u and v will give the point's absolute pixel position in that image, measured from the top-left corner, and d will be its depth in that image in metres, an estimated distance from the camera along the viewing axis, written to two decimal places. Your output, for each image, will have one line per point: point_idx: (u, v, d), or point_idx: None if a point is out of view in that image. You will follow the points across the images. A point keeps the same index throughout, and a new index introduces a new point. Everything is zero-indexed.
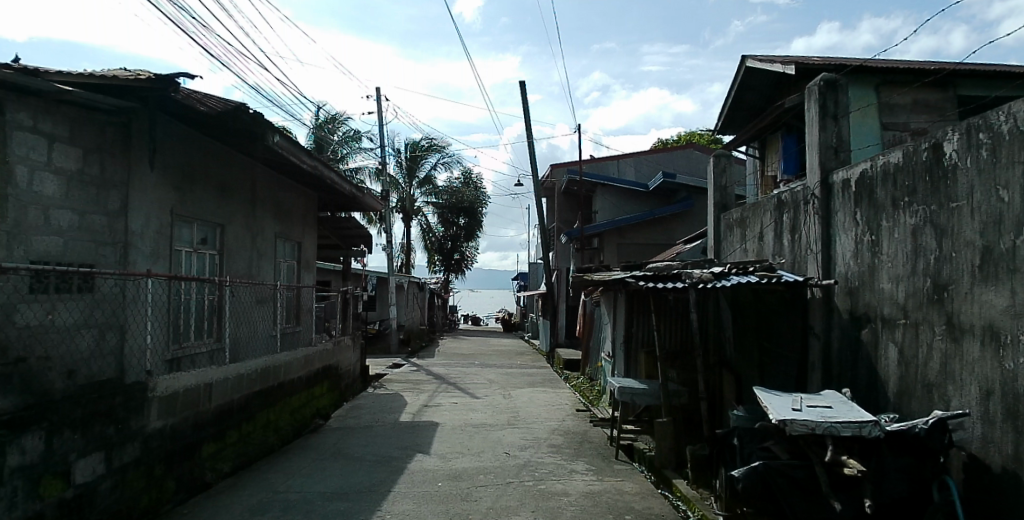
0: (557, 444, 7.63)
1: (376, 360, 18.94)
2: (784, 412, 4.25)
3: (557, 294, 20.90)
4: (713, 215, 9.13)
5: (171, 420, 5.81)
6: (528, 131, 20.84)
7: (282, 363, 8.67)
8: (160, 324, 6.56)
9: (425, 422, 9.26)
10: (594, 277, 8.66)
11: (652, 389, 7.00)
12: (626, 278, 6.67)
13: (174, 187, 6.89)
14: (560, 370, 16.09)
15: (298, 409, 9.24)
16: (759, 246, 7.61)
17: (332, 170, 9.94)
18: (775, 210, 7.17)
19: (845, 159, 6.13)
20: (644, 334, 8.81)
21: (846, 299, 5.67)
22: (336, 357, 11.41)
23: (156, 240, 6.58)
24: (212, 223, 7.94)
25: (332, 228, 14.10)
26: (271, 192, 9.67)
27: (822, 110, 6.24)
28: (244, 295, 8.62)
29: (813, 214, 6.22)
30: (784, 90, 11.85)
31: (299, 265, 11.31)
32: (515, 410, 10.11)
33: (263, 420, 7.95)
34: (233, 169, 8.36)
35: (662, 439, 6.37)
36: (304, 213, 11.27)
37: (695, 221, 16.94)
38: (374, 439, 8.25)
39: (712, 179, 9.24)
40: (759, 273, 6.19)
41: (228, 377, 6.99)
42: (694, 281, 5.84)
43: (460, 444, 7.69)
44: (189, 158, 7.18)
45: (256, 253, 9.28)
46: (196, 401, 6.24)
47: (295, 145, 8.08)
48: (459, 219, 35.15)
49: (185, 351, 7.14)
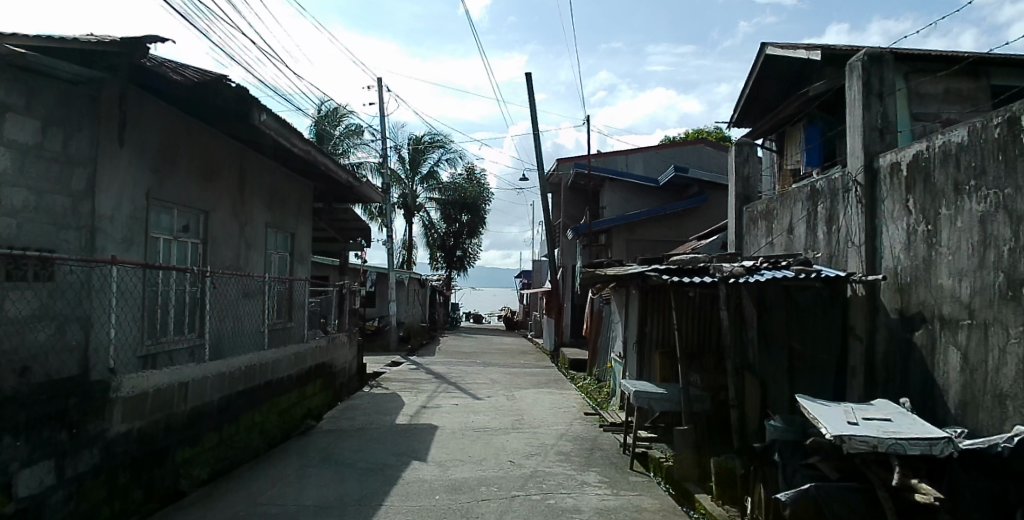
0: (566, 452, 7.03)
1: (374, 358, 18.36)
2: (839, 425, 3.64)
3: (562, 292, 20.32)
4: (735, 207, 8.51)
5: (139, 424, 5.21)
6: (534, 124, 20.24)
7: (270, 361, 8.09)
8: (131, 317, 5.97)
9: (423, 425, 8.66)
10: (607, 272, 8.05)
11: (672, 394, 6.39)
12: (644, 271, 6.02)
13: (150, 168, 6.30)
14: (565, 371, 15.49)
15: (288, 409, 8.65)
16: (788, 239, 7.00)
17: (327, 157, 9.37)
18: (808, 201, 6.55)
19: (891, 142, 5.51)
20: (659, 335, 8.20)
21: (895, 297, 5.07)
22: (330, 354, 10.81)
23: (129, 225, 6.00)
24: (195, 210, 7.36)
25: (329, 220, 13.51)
26: (261, 178, 9.07)
27: (866, 88, 5.63)
28: (230, 287, 8.03)
29: (854, 203, 5.61)
30: (807, 78, 11.22)
31: (292, 258, 10.72)
32: (519, 413, 9.51)
33: (248, 422, 7.37)
34: (218, 152, 7.77)
35: (683, 449, 5.78)
36: (298, 203, 10.67)
37: (707, 217, 16.30)
38: (367, 443, 7.66)
39: (734, 169, 8.64)
40: (794, 267, 5.57)
41: (207, 376, 6.40)
42: (724, 275, 5.21)
43: (460, 451, 7.09)
44: (167, 137, 6.59)
45: (245, 244, 8.69)
46: (169, 402, 5.66)
47: (286, 127, 7.50)
48: (462, 215, 34.55)
49: (162, 347, 6.55)
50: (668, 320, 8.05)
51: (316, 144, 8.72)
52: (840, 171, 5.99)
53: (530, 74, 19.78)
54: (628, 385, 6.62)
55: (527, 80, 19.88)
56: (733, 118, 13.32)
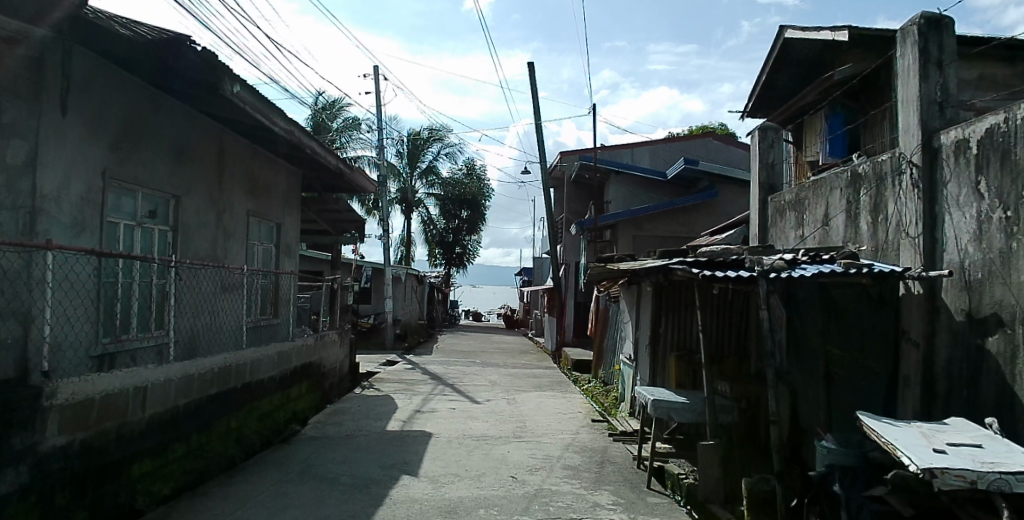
0: (574, 466, 6.31)
1: (368, 356, 17.66)
2: (925, 456, 2.93)
3: (565, 290, 19.63)
4: (759, 198, 7.79)
5: (82, 436, 4.51)
6: (537, 116, 19.54)
7: (249, 362, 7.38)
8: (77, 311, 5.27)
9: (417, 432, 7.94)
10: (619, 266, 7.35)
11: (693, 404, 5.68)
12: (667, 264, 5.28)
13: (105, 143, 5.62)
14: (568, 372, 14.77)
15: (269, 414, 7.94)
16: (823, 232, 6.29)
17: (316, 140, 8.67)
18: (848, 188, 5.85)
19: (952, 118, 4.80)
20: (675, 336, 7.53)
21: (962, 296, 4.34)
22: (319, 353, 10.09)
23: (79, 207, 5.33)
24: (164, 193, 6.66)
25: (320, 212, 12.80)
26: (241, 162, 8.36)
27: (923, 55, 4.91)
28: (205, 280, 7.33)
29: (909, 188, 4.89)
30: (830, 63, 10.50)
31: (278, 250, 10.00)
32: (520, 419, 8.80)
33: (222, 430, 6.66)
34: (192, 131, 7.09)
35: (708, 468, 5.09)
36: (285, 192, 9.98)
37: (718, 212, 15.58)
38: (354, 453, 6.92)
39: (758, 156, 7.90)
40: (841, 261, 4.84)
41: (171, 378, 5.70)
42: (763, 268, 4.47)
43: (455, 464, 6.37)
44: (128, 110, 5.91)
45: (224, 234, 7.99)
46: (123, 408, 4.97)
47: (265, 102, 6.81)
48: (462, 211, 33.89)
49: (121, 345, 5.89)
50: (685, 320, 7.38)
51: (302, 125, 8.03)
52: (888, 153, 5.28)
53: (532, 63, 19.05)
54: (644, 393, 5.90)
55: (528, 70, 19.15)
56: (746, 108, 12.61)
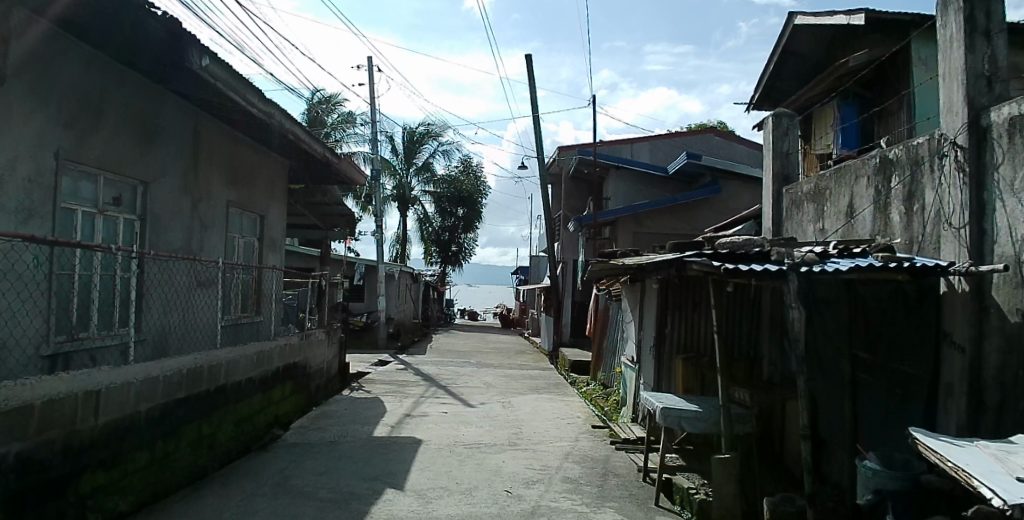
0: (575, 478, 5.79)
1: (359, 356, 17.11)
2: (1011, 489, 2.41)
3: (563, 288, 19.11)
4: (773, 190, 7.30)
5: (19, 446, 3.97)
6: (535, 110, 19.00)
7: (224, 363, 6.83)
8: (20, 306, 4.72)
9: (405, 439, 7.40)
10: (623, 260, 6.82)
11: (707, 412, 5.16)
12: (681, 256, 4.73)
13: (55, 122, 5.09)
14: (565, 374, 14.23)
15: (247, 419, 7.40)
16: (847, 223, 5.78)
17: (298, 126, 8.11)
18: (876, 175, 5.35)
19: (1002, 94, 4.30)
20: (682, 337, 7.05)
21: (1013, 293, 3.83)
22: (304, 353, 9.56)
23: (26, 190, 4.85)
24: (129, 179, 6.12)
25: (307, 204, 12.24)
26: (219, 148, 7.81)
27: (969, 24, 4.43)
28: (175, 274, 6.78)
29: (953, 172, 4.37)
30: (843, 51, 9.97)
31: (261, 244, 9.43)
32: (517, 424, 8.28)
33: (193, 436, 6.11)
34: (161, 113, 6.54)
35: (723, 483, 4.60)
36: (269, 183, 9.42)
37: (721, 209, 15.06)
38: (336, 463, 6.39)
39: (771, 145, 7.39)
40: (877, 254, 4.32)
41: (132, 381, 5.14)
42: (794, 262, 3.96)
43: (445, 476, 5.85)
44: (84, 85, 5.40)
45: (200, 225, 7.44)
46: (71, 415, 4.43)
47: (240, 80, 6.27)
48: (458, 209, 33.36)
49: (78, 343, 5.35)
50: (694, 320, 6.88)
51: (283, 108, 7.49)
52: (925, 135, 4.79)
53: (530, 55, 18.51)
54: (652, 399, 5.37)
55: (526, 62, 18.62)
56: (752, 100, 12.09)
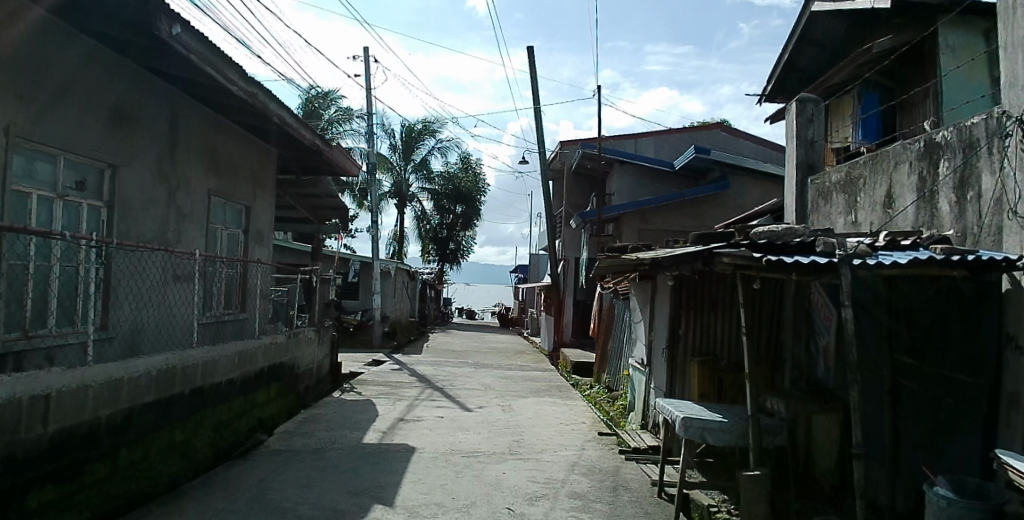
0: (583, 494, 5.25)
1: (354, 355, 16.59)
2: None
3: (564, 287, 18.58)
4: (797, 180, 6.78)
5: None
6: (536, 103, 18.47)
7: (201, 362, 6.28)
8: None
9: (398, 446, 6.87)
10: (635, 255, 6.31)
11: (731, 421, 4.64)
12: (712, 247, 4.20)
13: (8, 94, 4.56)
14: (567, 375, 13.69)
15: (228, 423, 6.85)
16: (886, 215, 5.26)
17: (283, 109, 7.53)
18: (921, 160, 4.83)
19: None
20: (698, 338, 6.54)
21: None
22: (292, 352, 9.01)
23: None
24: (96, 162, 5.57)
25: (298, 197, 11.72)
26: (198, 131, 7.24)
27: None
28: (147, 266, 6.24)
29: (1018, 154, 3.84)
30: (866, 38, 9.40)
31: (247, 237, 8.89)
32: (518, 430, 7.74)
33: (164, 443, 5.57)
34: (132, 90, 6.01)
35: (752, 503, 4.10)
36: (254, 171, 8.86)
37: (730, 205, 14.54)
38: (320, 474, 5.85)
39: (795, 131, 6.85)
40: (935, 247, 3.80)
41: (89, 384, 4.59)
42: (846, 254, 3.46)
43: (440, 490, 5.32)
44: (40, 53, 4.86)
45: (178, 214, 6.90)
46: (13, 423, 3.88)
47: (215, 52, 5.71)
48: (457, 206, 32.79)
49: (32, 342, 4.79)
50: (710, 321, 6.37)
51: (266, 88, 6.92)
52: (981, 114, 4.25)
53: (532, 48, 17.99)
54: (670, 408, 4.84)
55: (528, 54, 18.09)
56: (765, 92, 11.53)
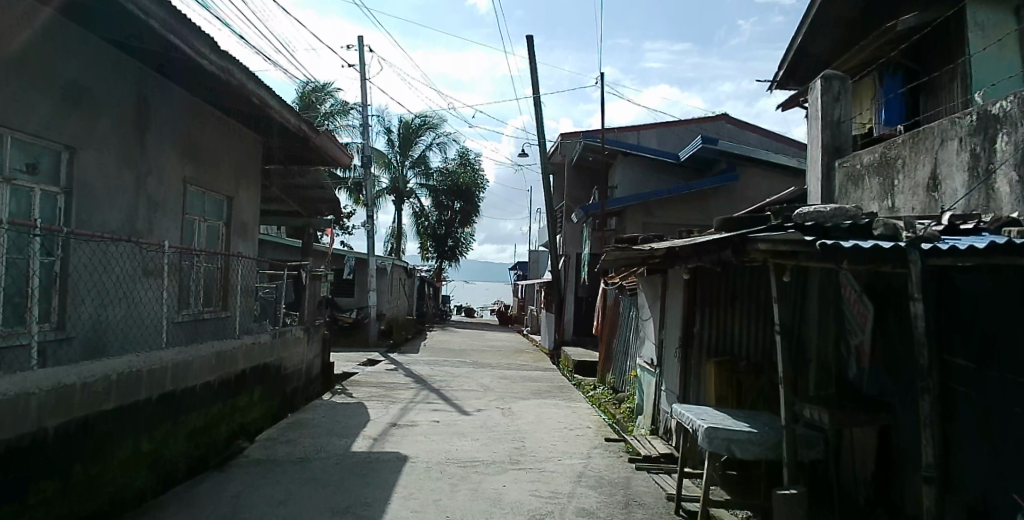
0: (594, 511, 4.70)
1: (348, 355, 15.98)
2: None
3: (565, 283, 18.03)
4: (823, 164, 6.25)
5: None
6: (536, 94, 17.88)
7: (173, 363, 5.72)
8: None
9: (389, 455, 6.32)
10: (645, 247, 5.77)
11: (761, 432, 4.10)
12: (748, 232, 3.71)
13: None
14: (569, 376, 13.14)
15: (205, 430, 6.31)
16: (932, 198, 4.73)
17: (264, 89, 6.96)
18: (975, 135, 4.29)
19: None
20: (712, 337, 6.02)
21: None
22: (278, 353, 8.46)
23: None
24: (49, 143, 5.02)
25: (285, 189, 11.14)
26: (171, 113, 6.67)
27: None
28: (112, 258, 5.68)
29: None
30: (889, 17, 8.81)
31: (228, 229, 8.31)
32: (519, 436, 7.20)
33: (128, 453, 5.02)
34: (94, 67, 5.46)
35: None
36: (237, 159, 8.31)
37: (738, 198, 14.00)
38: (301, 488, 5.32)
39: (819, 111, 6.29)
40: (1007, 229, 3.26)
41: (32, 392, 4.02)
42: (911, 237, 2.97)
43: (433, 506, 4.79)
44: None
45: (149, 202, 6.35)
46: None
47: (181, 19, 5.15)
48: (455, 203, 32.19)
49: None
50: (727, 319, 5.84)
51: (244, 64, 6.35)
52: None
53: (531, 37, 17.41)
54: (689, 415, 4.30)
55: (527, 43, 17.51)
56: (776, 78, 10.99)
